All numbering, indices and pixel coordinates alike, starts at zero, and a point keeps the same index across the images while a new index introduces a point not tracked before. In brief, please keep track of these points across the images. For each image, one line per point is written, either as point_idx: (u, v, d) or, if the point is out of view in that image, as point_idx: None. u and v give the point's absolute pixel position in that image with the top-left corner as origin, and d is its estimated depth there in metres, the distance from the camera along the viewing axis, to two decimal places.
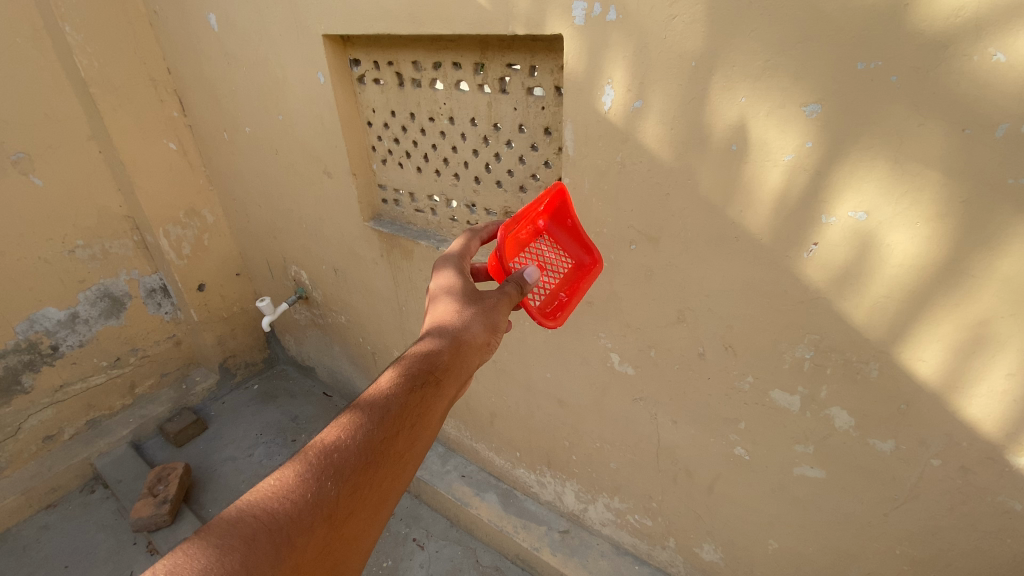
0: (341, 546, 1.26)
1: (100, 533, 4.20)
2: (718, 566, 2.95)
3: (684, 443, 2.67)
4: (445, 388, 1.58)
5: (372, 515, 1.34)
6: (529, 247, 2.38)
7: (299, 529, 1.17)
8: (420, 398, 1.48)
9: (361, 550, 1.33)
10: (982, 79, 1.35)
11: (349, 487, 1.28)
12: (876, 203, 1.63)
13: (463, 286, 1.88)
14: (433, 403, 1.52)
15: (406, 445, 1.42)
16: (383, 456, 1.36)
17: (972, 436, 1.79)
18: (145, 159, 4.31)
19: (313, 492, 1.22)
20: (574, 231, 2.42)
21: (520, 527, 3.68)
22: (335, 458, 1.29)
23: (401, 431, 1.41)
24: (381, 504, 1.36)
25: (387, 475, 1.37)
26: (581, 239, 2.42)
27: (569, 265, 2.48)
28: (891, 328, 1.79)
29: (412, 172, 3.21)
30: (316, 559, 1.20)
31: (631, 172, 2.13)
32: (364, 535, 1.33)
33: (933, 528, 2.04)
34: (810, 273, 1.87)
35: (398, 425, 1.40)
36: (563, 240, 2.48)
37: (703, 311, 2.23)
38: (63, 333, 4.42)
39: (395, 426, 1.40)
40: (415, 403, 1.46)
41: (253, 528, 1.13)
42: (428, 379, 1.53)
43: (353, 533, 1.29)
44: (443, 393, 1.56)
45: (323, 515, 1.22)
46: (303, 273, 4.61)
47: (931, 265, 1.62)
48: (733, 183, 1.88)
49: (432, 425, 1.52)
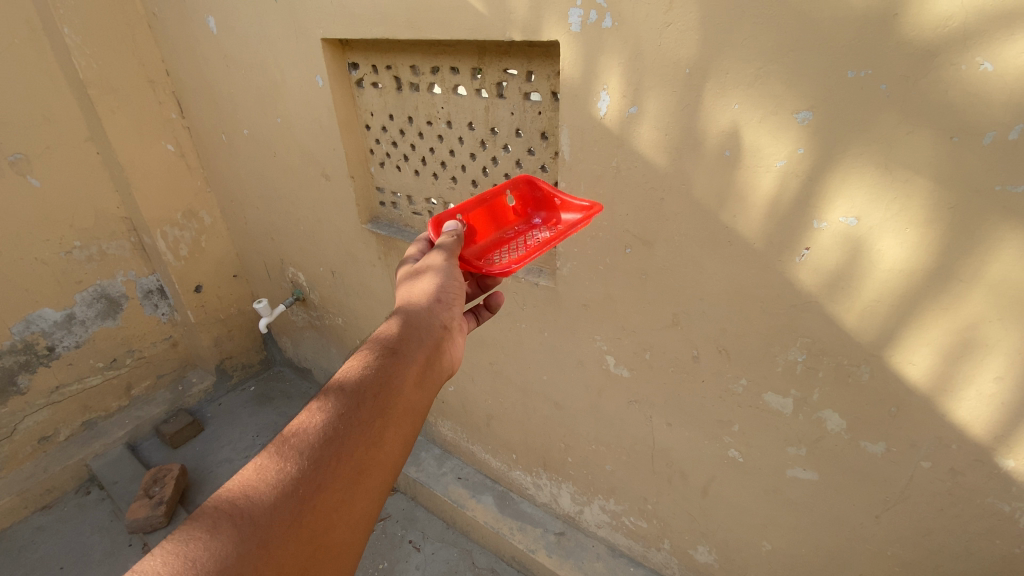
0: (321, 524, 1.19)
1: (96, 534, 4.19)
2: (712, 568, 2.97)
3: (678, 445, 2.69)
4: (413, 353, 1.53)
5: (351, 489, 1.27)
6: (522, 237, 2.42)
7: (263, 510, 1.12)
8: (382, 365, 1.44)
9: (348, 532, 1.24)
10: (969, 88, 1.37)
11: (315, 460, 1.22)
12: (866, 208, 1.65)
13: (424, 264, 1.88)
14: (401, 369, 1.47)
15: (377, 412, 1.36)
16: (350, 425, 1.31)
17: (962, 439, 1.81)
18: (143, 160, 4.32)
19: (276, 473, 1.18)
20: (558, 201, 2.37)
21: (516, 529, 3.70)
22: (296, 439, 1.25)
23: (365, 400, 1.35)
24: (360, 477, 1.29)
25: (361, 444, 1.31)
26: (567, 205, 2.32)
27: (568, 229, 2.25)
28: (882, 331, 1.81)
29: (409, 175, 3.23)
30: (290, 539, 1.13)
31: (626, 177, 2.15)
32: (347, 511, 1.25)
33: (924, 530, 2.06)
34: (802, 277, 1.89)
35: (361, 394, 1.36)
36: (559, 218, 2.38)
37: (697, 314, 2.25)
38: (60, 334, 4.41)
39: (357, 397, 1.35)
40: (377, 371, 1.42)
41: (211, 516, 1.09)
42: (390, 349, 1.49)
43: (332, 509, 1.22)
44: (413, 359, 1.50)
45: (288, 491, 1.16)
46: (300, 275, 4.61)
47: (919, 270, 1.64)
48: (727, 188, 1.91)
49: (407, 392, 1.45)
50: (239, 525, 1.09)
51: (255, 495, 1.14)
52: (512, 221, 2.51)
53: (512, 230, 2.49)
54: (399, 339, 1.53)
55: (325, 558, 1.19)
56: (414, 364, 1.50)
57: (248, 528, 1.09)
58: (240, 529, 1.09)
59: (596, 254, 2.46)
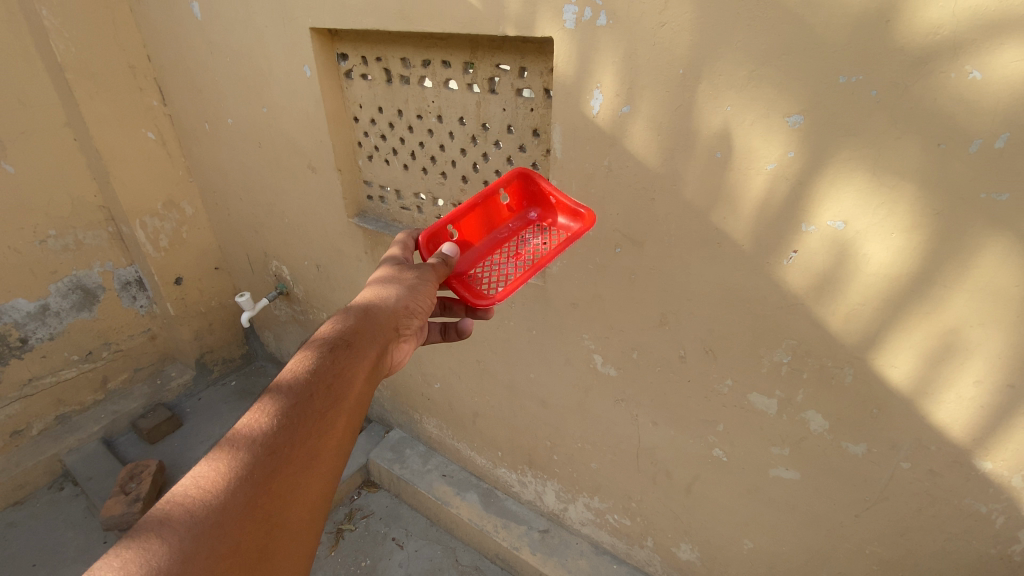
0: (273, 505, 1.31)
1: (70, 531, 4.08)
2: (694, 566, 3.00)
3: (663, 444, 2.71)
4: (366, 353, 1.61)
5: (305, 472, 1.39)
6: (514, 238, 2.37)
7: (216, 496, 1.22)
8: (333, 360, 1.52)
9: (301, 509, 1.37)
10: (959, 96, 1.39)
11: (269, 449, 1.32)
12: (855, 212, 1.67)
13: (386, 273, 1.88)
14: (352, 366, 1.55)
15: (328, 404, 1.46)
16: (303, 416, 1.40)
17: (941, 441, 1.85)
18: (123, 148, 4.20)
19: (224, 466, 1.26)
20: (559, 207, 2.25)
21: (500, 527, 3.69)
22: (249, 435, 1.33)
23: (316, 391, 1.45)
24: (310, 461, 1.40)
25: (312, 432, 1.41)
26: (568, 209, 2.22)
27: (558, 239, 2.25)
28: (866, 333, 1.84)
29: (398, 170, 3.18)
30: (247, 520, 1.24)
31: (618, 176, 2.14)
32: (300, 491, 1.37)
33: (902, 529, 2.10)
34: (790, 278, 1.91)
35: (312, 387, 1.45)
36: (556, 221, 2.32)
37: (685, 315, 2.26)
38: (33, 326, 4.28)
39: (308, 390, 1.44)
40: (329, 365, 1.50)
41: (168, 512, 1.17)
42: (342, 346, 1.56)
43: (287, 490, 1.34)
44: (363, 357, 1.59)
45: (238, 477, 1.26)
46: (284, 269, 4.53)
47: (904, 275, 1.67)
48: (717, 190, 1.91)
49: (356, 385, 1.55)
50: (195, 514, 1.18)
51: (210, 486, 1.23)
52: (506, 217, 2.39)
53: (508, 226, 2.40)
54: (350, 336, 1.60)
55: (283, 536, 1.32)
56: (366, 360, 1.59)
57: (204, 516, 1.18)
58: (197, 515, 1.18)
59: (586, 252, 2.45)
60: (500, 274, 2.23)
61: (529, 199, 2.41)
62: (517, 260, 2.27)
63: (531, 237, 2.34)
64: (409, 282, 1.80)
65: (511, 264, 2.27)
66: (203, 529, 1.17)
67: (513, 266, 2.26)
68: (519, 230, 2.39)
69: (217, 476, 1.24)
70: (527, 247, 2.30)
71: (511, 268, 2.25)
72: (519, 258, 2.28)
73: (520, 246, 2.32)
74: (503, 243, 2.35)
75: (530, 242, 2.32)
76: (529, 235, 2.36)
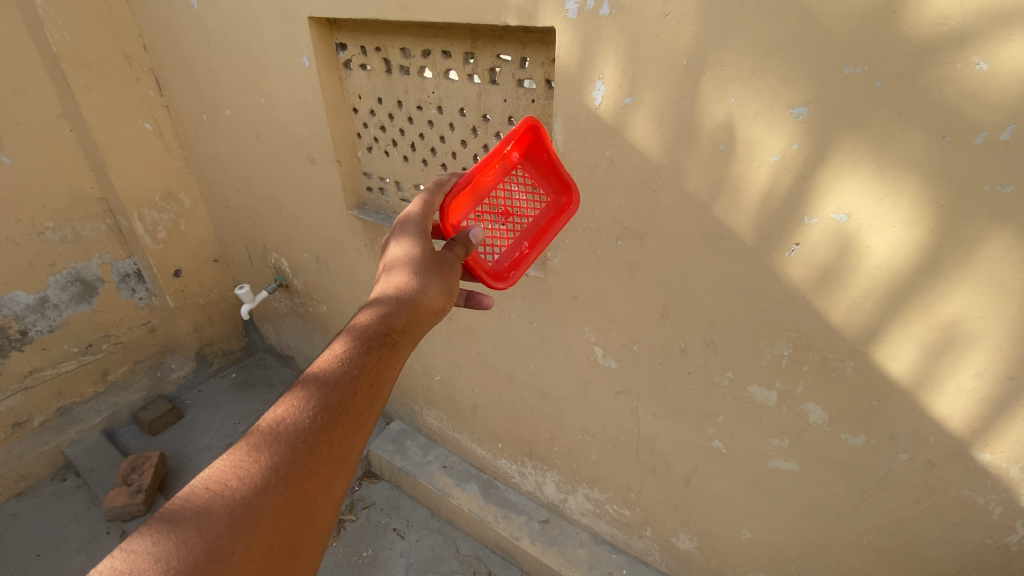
0: (304, 504, 1.31)
1: (73, 522, 4.09)
2: (693, 556, 3.02)
3: (662, 435, 2.72)
4: (400, 351, 1.61)
5: (335, 473, 1.39)
6: (497, 189, 2.28)
7: (256, 494, 1.20)
8: (375, 357, 1.51)
9: (327, 509, 1.39)
10: (965, 87, 1.38)
11: (309, 448, 1.31)
12: (858, 205, 1.67)
13: (424, 255, 1.82)
14: (388, 366, 1.55)
15: (366, 403, 1.46)
16: (342, 414, 1.40)
17: (940, 432, 1.86)
18: (120, 139, 4.17)
19: (266, 460, 1.24)
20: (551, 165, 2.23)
21: (501, 517, 3.71)
22: (290, 426, 1.31)
23: (358, 391, 1.44)
24: (342, 462, 1.40)
25: (347, 432, 1.42)
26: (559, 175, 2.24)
27: (544, 206, 2.35)
28: (867, 325, 1.84)
29: (398, 161, 3.15)
30: (280, 519, 1.25)
31: (619, 168, 2.13)
32: (329, 490, 1.38)
33: (900, 520, 2.12)
34: (792, 270, 1.91)
35: (355, 384, 1.43)
36: (541, 175, 2.30)
37: (686, 307, 2.27)
38: (33, 318, 4.27)
39: (352, 387, 1.42)
40: (371, 363, 1.49)
41: (209, 505, 1.15)
42: (384, 343, 1.55)
43: (318, 490, 1.34)
44: (398, 357, 1.60)
45: (279, 474, 1.25)
46: (283, 261, 4.52)
47: (906, 267, 1.67)
48: (720, 182, 1.90)
49: (388, 384, 1.56)
50: (234, 511, 1.16)
51: (250, 481, 1.21)
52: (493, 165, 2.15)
53: (492, 172, 2.19)
54: (392, 330, 1.58)
55: (308, 535, 1.34)
56: (400, 358, 1.61)
57: (243, 513, 1.17)
58: (237, 512, 1.17)
59: (588, 245, 2.44)
60: (490, 232, 2.34)
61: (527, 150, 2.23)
62: (502, 216, 2.34)
63: (512, 187, 2.32)
64: (446, 281, 1.79)
65: (497, 220, 2.34)
66: (241, 526, 1.16)
67: (498, 223, 2.34)
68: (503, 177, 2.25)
69: (257, 470, 1.22)
70: (506, 197, 2.33)
71: (498, 227, 2.34)
72: (504, 213, 2.34)
73: (501, 197, 2.32)
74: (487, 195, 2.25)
75: (511, 193, 2.33)
76: (511, 183, 2.31)
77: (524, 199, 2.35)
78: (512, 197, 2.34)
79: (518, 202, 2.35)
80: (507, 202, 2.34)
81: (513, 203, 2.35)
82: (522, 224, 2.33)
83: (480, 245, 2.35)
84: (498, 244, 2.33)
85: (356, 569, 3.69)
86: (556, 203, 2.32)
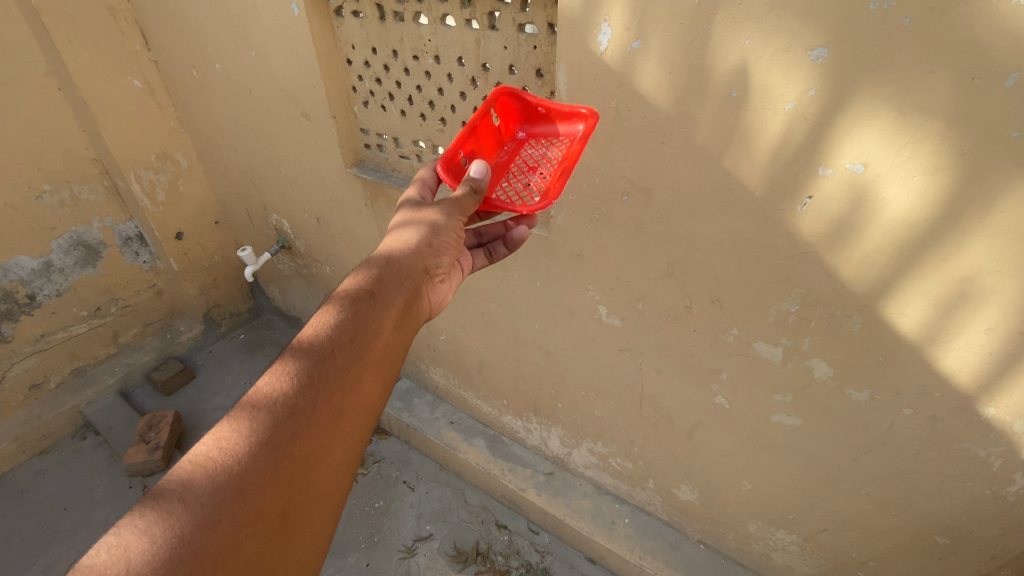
0: (297, 465, 1.30)
1: (95, 477, 4.25)
2: (695, 507, 3.07)
3: (665, 391, 2.73)
4: (390, 302, 1.59)
5: (329, 434, 1.37)
6: (516, 159, 2.42)
7: (238, 457, 1.22)
8: (357, 312, 1.51)
9: (327, 472, 1.36)
10: (1000, 23, 1.27)
11: (292, 409, 1.32)
12: (875, 155, 1.58)
13: (406, 217, 1.85)
14: (376, 320, 1.54)
15: (352, 358, 1.45)
16: (326, 371, 1.40)
17: (946, 387, 1.85)
18: (110, 98, 4.04)
19: (247, 427, 1.27)
20: (544, 113, 2.32)
21: (507, 470, 3.79)
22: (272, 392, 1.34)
23: (339, 347, 1.44)
24: (335, 420, 1.39)
25: (336, 390, 1.41)
26: (557, 113, 2.26)
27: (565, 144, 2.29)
28: (878, 281, 1.80)
29: (395, 116, 3.03)
30: (271, 484, 1.24)
31: (626, 120, 2.03)
32: (325, 451, 1.36)
33: (900, 472, 2.15)
34: (804, 224, 1.85)
35: (334, 345, 1.44)
36: (547, 130, 2.38)
37: (692, 264, 2.22)
38: (39, 282, 4.29)
39: (332, 345, 1.44)
40: (352, 319, 1.49)
41: (192, 472, 1.18)
42: (366, 298, 1.55)
43: (311, 451, 1.33)
44: (387, 308, 1.58)
45: (261, 436, 1.26)
46: (284, 222, 4.47)
47: (922, 221, 1.61)
48: (731, 132, 1.81)
49: (381, 338, 1.54)
50: (220, 478, 1.19)
51: (233, 447, 1.23)
52: (497, 144, 2.42)
53: (503, 152, 2.45)
54: (372, 286, 1.58)
55: (309, 500, 1.32)
56: (390, 311, 1.58)
57: (226, 478, 1.19)
58: (221, 479, 1.18)
59: (592, 201, 2.37)
60: (523, 184, 2.29)
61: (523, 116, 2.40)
62: (530, 171, 2.33)
63: (533, 151, 2.41)
64: (431, 230, 1.77)
65: (526, 175, 2.32)
66: (225, 494, 1.17)
67: (529, 176, 2.32)
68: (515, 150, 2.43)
69: (237, 439, 1.24)
70: (532, 158, 2.38)
71: (529, 179, 2.30)
72: (533, 169, 2.33)
73: (525, 159, 2.38)
74: (507, 167, 2.39)
75: (534, 155, 2.39)
76: (529, 149, 2.42)
77: (546, 151, 2.36)
78: (534, 156, 2.38)
79: (543, 156, 2.36)
80: (533, 161, 2.37)
81: (539, 160, 2.36)
82: (552, 166, 2.28)
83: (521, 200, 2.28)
84: (532, 189, 2.25)
85: (370, 519, 3.80)
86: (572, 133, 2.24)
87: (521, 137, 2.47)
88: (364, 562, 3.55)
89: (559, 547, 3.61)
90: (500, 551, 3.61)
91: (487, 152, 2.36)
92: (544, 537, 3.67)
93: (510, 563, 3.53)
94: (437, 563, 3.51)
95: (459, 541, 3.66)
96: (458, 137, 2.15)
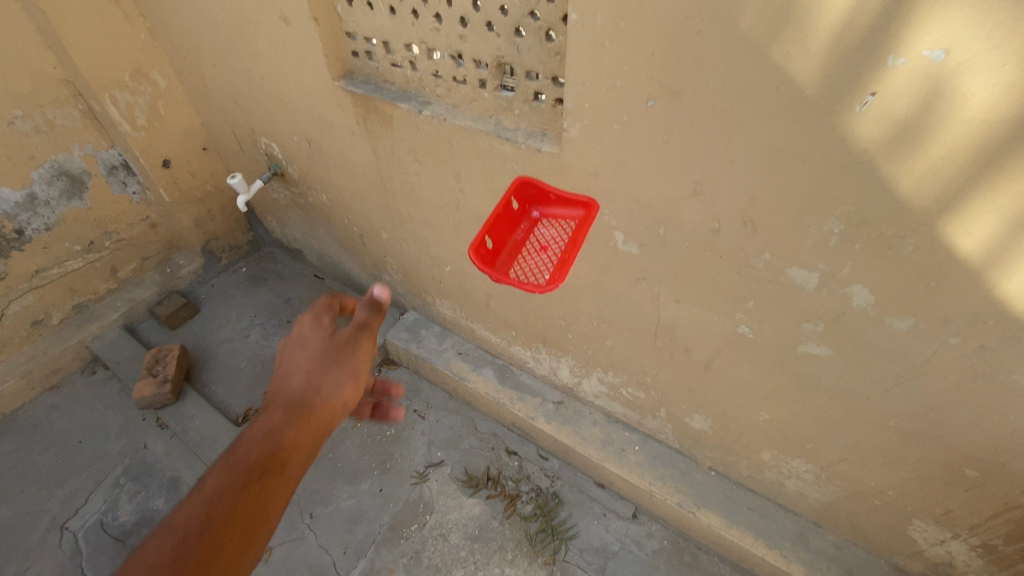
0: (241, 508, 1.72)
1: (109, 410, 4.19)
2: (708, 436, 3.02)
3: (684, 322, 2.55)
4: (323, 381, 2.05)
5: (276, 477, 1.81)
6: (531, 237, 2.61)
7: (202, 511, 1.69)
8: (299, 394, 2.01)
9: (275, 510, 1.78)
10: None
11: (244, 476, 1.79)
12: (964, 36, 1.28)
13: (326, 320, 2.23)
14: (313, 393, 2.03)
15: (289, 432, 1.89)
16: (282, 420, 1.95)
17: (1003, 314, 1.67)
18: (69, 7, 3.60)
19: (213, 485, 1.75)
20: (559, 200, 2.55)
21: (516, 399, 3.72)
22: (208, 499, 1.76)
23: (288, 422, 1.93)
24: (272, 470, 1.82)
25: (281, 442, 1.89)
26: (569, 199, 2.50)
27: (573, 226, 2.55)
28: (941, 195, 1.56)
29: (383, 15, 2.62)
30: (228, 521, 1.68)
31: (658, 3, 1.68)
32: (271, 500, 1.77)
33: (934, 404, 2.02)
34: (860, 129, 1.57)
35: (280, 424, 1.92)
36: (560, 212, 2.60)
37: (724, 181, 1.96)
38: (26, 216, 4.10)
39: (255, 468, 1.81)
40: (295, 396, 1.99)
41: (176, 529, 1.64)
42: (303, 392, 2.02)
43: (261, 497, 1.76)
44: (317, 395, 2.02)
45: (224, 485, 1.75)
46: (274, 146, 4.13)
47: (1008, 120, 1.34)
48: (787, 14, 1.49)
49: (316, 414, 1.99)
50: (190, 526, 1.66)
51: (201, 501, 1.71)
52: (514, 223, 2.61)
53: (519, 230, 2.63)
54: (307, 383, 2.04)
55: (258, 526, 1.72)
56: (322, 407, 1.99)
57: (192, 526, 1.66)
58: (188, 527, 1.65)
59: (611, 110, 2.07)
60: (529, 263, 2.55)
61: (533, 201, 2.63)
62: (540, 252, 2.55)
63: (541, 232, 2.62)
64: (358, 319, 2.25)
65: (534, 255, 2.55)
66: (191, 540, 1.62)
67: (537, 257, 2.55)
68: (529, 230, 2.63)
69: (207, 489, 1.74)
70: (539, 240, 2.59)
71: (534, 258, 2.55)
72: (540, 253, 2.55)
73: (533, 241, 2.59)
74: (521, 246, 2.59)
75: (542, 235, 2.60)
76: (538, 228, 2.63)
77: (556, 234, 2.58)
78: (545, 236, 2.59)
79: (553, 237, 2.57)
80: (540, 244, 2.58)
81: (546, 241, 2.57)
82: (560, 251, 2.49)
83: (528, 275, 2.51)
84: (538, 269, 2.51)
85: (381, 447, 3.75)
86: (581, 211, 2.47)
87: (534, 215, 2.67)
88: (377, 488, 3.52)
89: (569, 472, 3.55)
90: (510, 476, 3.57)
91: (505, 235, 2.56)
92: (554, 463, 3.60)
93: (520, 487, 3.49)
94: (449, 488, 3.49)
95: (470, 467, 3.61)
96: (484, 225, 2.37)
